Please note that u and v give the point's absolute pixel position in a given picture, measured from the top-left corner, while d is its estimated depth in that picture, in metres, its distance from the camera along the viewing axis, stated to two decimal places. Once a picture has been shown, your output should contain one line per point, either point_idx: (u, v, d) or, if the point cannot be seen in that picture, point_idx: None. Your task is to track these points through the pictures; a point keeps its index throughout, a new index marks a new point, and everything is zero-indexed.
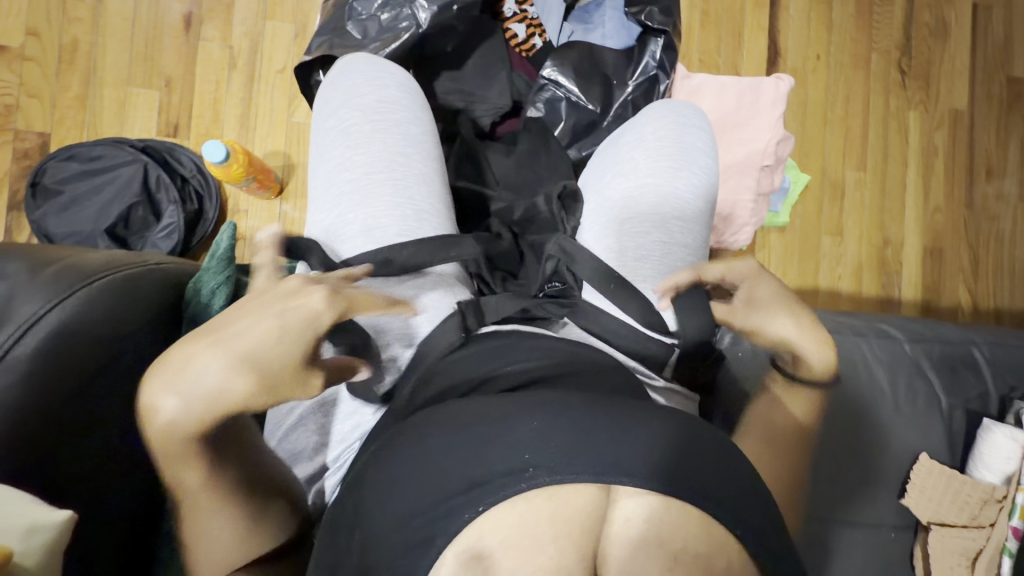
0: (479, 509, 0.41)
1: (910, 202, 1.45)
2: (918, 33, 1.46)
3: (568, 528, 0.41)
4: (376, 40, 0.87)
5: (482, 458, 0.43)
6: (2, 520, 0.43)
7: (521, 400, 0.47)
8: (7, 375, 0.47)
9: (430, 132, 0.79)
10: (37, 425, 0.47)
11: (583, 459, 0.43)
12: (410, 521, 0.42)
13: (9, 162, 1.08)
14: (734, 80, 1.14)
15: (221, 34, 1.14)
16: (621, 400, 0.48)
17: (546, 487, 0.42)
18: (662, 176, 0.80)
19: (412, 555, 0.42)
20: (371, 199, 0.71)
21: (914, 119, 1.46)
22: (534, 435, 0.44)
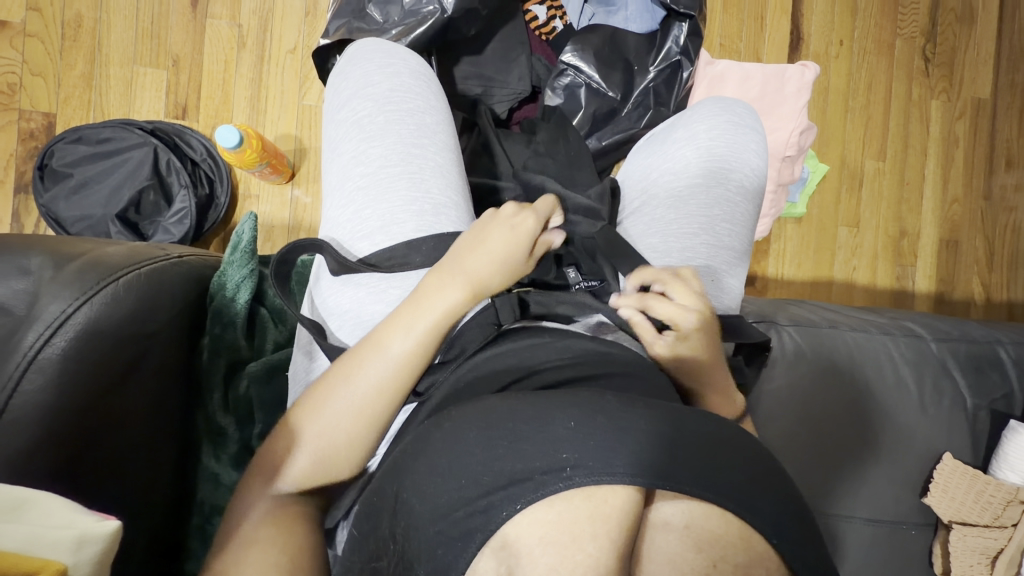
0: (516, 507, 0.40)
1: (928, 194, 1.43)
2: (944, 18, 1.42)
3: (606, 527, 0.39)
4: (399, 25, 0.83)
5: (517, 457, 0.42)
6: (49, 531, 0.39)
7: (559, 396, 0.46)
8: (38, 378, 0.45)
9: (439, 119, 0.76)
10: (67, 425, 0.46)
11: (625, 458, 0.42)
12: (447, 516, 0.41)
13: (16, 143, 1.06)
14: (760, 66, 1.11)
15: (229, 12, 1.10)
16: (654, 402, 0.47)
17: (583, 487, 0.40)
18: (711, 178, 0.78)
19: (450, 551, 0.40)
20: (386, 194, 0.69)
21: (936, 108, 1.43)
22: (572, 436, 0.43)
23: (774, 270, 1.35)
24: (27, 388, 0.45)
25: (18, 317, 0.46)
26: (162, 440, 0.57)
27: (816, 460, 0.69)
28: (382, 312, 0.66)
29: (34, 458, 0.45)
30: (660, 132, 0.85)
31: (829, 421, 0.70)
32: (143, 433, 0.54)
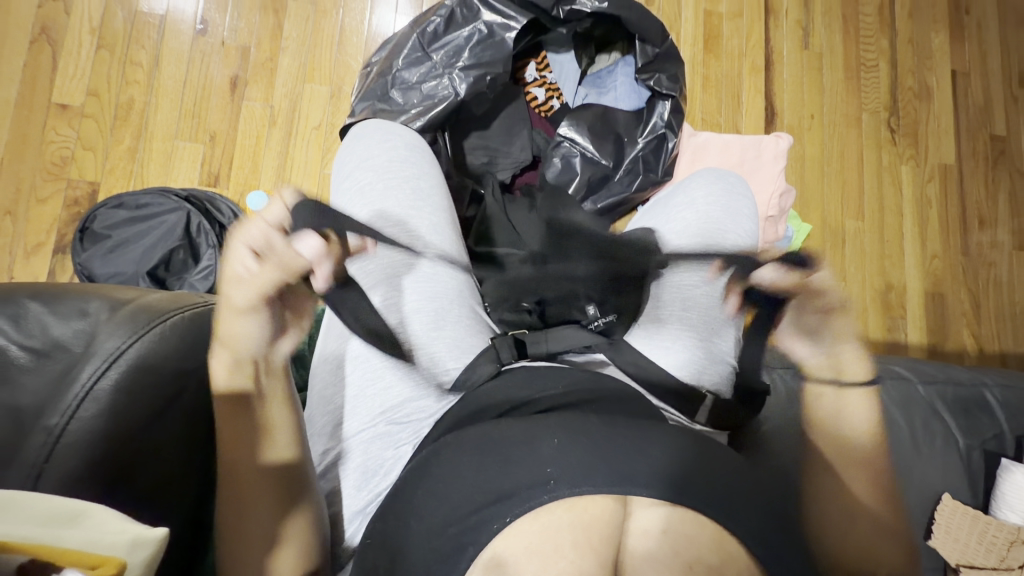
0: (505, 519, 0.44)
1: (909, 250, 1.51)
2: (903, 96, 1.58)
3: (587, 535, 0.42)
4: (417, 107, 0.94)
5: (507, 473, 0.46)
6: (106, 535, 0.42)
7: (548, 419, 0.51)
8: (92, 407, 0.50)
9: (433, 184, 0.85)
10: (113, 451, 0.51)
11: (604, 472, 0.46)
12: (441, 531, 0.45)
13: (61, 209, 1.15)
14: (738, 138, 1.23)
15: (264, 95, 1.24)
16: (635, 422, 0.52)
17: (564, 498, 0.44)
18: (705, 235, 0.85)
19: (444, 566, 0.44)
20: (388, 251, 0.76)
21: (906, 172, 1.55)
22: (555, 452, 0.47)
23: None
24: (82, 417, 0.50)
25: (76, 354, 0.52)
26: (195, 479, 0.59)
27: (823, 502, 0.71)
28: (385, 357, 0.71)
29: (84, 483, 0.49)
30: (663, 196, 0.96)
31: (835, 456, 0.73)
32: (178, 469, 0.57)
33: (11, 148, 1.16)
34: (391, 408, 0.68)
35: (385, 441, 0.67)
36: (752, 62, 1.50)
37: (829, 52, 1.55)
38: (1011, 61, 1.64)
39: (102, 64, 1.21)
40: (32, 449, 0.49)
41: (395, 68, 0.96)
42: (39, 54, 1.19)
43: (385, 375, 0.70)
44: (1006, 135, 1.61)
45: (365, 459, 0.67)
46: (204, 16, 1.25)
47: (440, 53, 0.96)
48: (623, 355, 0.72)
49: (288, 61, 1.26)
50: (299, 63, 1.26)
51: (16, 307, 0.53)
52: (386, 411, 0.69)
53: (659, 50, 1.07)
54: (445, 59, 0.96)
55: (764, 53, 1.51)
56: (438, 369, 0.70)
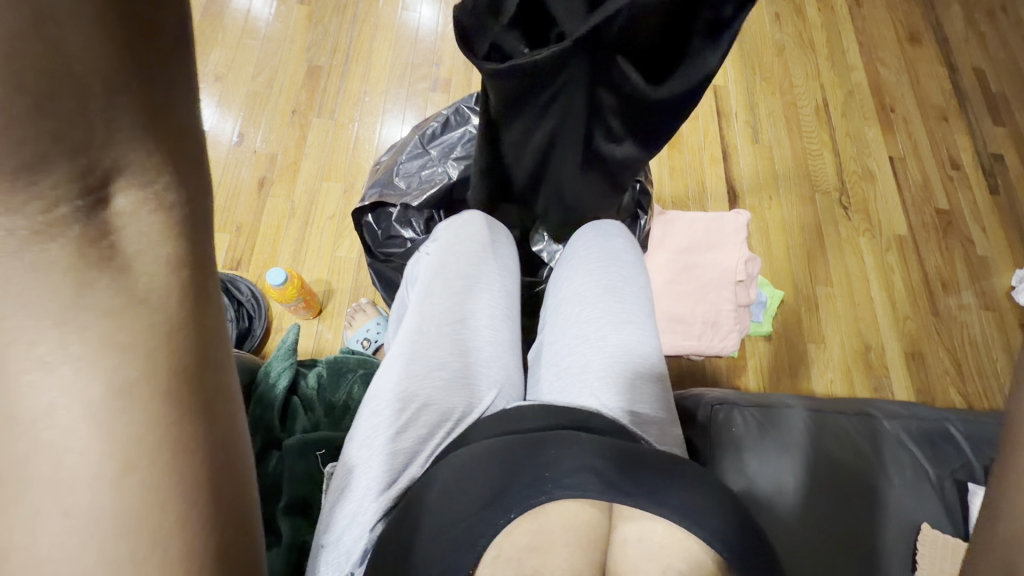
0: (510, 515, 0.58)
1: (881, 313, 1.61)
2: (850, 178, 1.79)
3: (576, 535, 0.61)
4: (417, 189, 1.09)
5: (509, 479, 0.59)
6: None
7: (540, 438, 0.63)
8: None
9: (494, 262, 0.97)
10: None
11: (591, 481, 0.59)
12: (454, 523, 0.57)
13: None
14: (703, 215, 1.40)
15: (286, 191, 1.43)
16: (620, 447, 0.64)
17: (558, 497, 0.59)
18: (605, 269, 0.95)
19: (457, 554, 0.56)
20: (442, 298, 0.88)
21: (864, 244, 1.70)
22: (553, 461, 0.61)
23: (755, 384, 1.45)
24: None
25: None
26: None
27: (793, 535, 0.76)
28: (422, 384, 0.77)
29: None
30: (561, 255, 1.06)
31: (801, 484, 0.79)
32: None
33: None
34: (403, 433, 0.72)
35: (397, 467, 0.70)
36: (711, 154, 1.73)
37: (777, 145, 1.79)
38: (941, 148, 1.87)
39: None
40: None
41: (399, 162, 1.13)
42: None
43: (411, 403, 0.75)
44: (950, 209, 1.78)
45: (363, 484, 0.68)
46: (241, 131, 1.49)
47: (437, 149, 1.13)
48: (596, 389, 0.79)
49: (310, 164, 1.47)
50: (318, 165, 1.47)
51: None
52: (398, 429, 0.72)
53: None
54: (440, 153, 1.12)
55: (721, 146, 1.75)
56: (447, 405, 0.76)
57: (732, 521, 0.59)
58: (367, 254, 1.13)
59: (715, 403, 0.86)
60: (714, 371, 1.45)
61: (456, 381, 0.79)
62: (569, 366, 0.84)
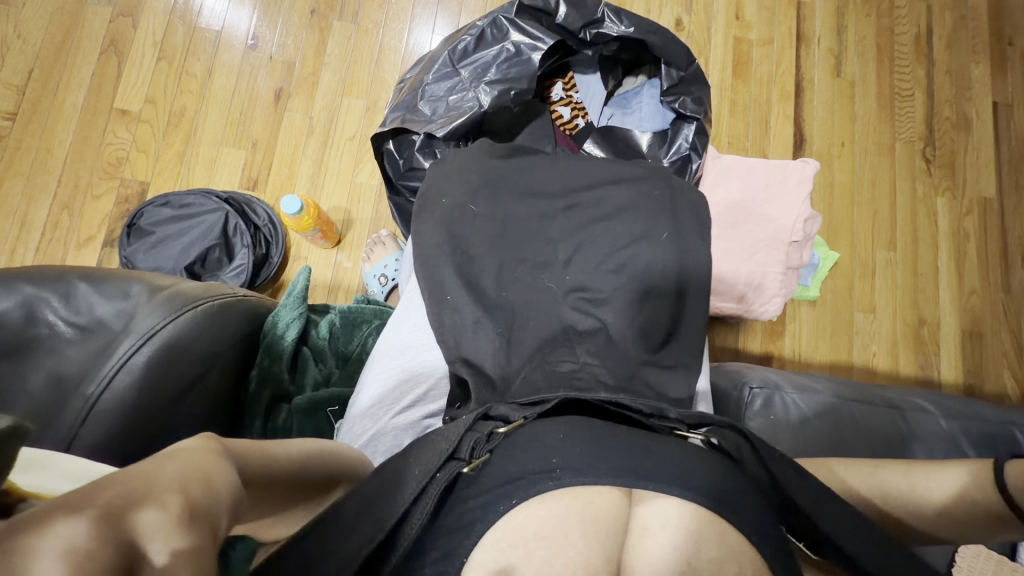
0: (511, 501, 0.53)
1: (944, 284, 1.46)
2: (939, 127, 1.55)
3: (594, 524, 0.51)
4: (443, 117, 0.97)
5: (514, 461, 0.55)
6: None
7: (551, 421, 0.60)
8: (126, 376, 0.53)
9: (534, 218, 0.85)
10: (151, 418, 0.55)
11: (605, 465, 0.54)
12: (460, 501, 0.55)
13: (113, 205, 1.24)
14: (763, 163, 1.24)
15: (304, 106, 1.32)
16: (636, 435, 0.58)
17: (571, 486, 0.53)
18: (626, 217, 0.84)
19: (454, 541, 0.52)
20: (436, 262, 0.81)
21: (942, 206, 1.51)
22: (560, 445, 0.56)
23: (791, 350, 1.37)
24: (117, 387, 0.53)
25: (116, 331, 0.55)
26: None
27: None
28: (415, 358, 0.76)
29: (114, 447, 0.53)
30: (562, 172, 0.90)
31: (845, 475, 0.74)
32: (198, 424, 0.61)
33: (74, 148, 1.25)
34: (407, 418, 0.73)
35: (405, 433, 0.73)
36: (781, 88, 1.50)
37: (862, 81, 1.54)
38: None
39: (161, 76, 1.31)
40: (70, 414, 0.52)
41: (425, 82, 0.99)
42: (106, 64, 1.30)
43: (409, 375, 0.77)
44: None
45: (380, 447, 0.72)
46: (256, 33, 1.34)
47: (469, 69, 0.99)
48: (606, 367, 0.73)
49: (329, 76, 1.33)
50: (338, 78, 1.34)
51: (66, 287, 0.57)
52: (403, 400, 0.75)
53: (684, 74, 1.09)
54: (472, 75, 0.98)
55: (794, 79, 1.51)
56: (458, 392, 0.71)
57: (754, 527, 0.54)
58: (387, 188, 1.03)
59: (754, 386, 0.81)
60: (748, 335, 1.36)
61: (454, 350, 0.75)
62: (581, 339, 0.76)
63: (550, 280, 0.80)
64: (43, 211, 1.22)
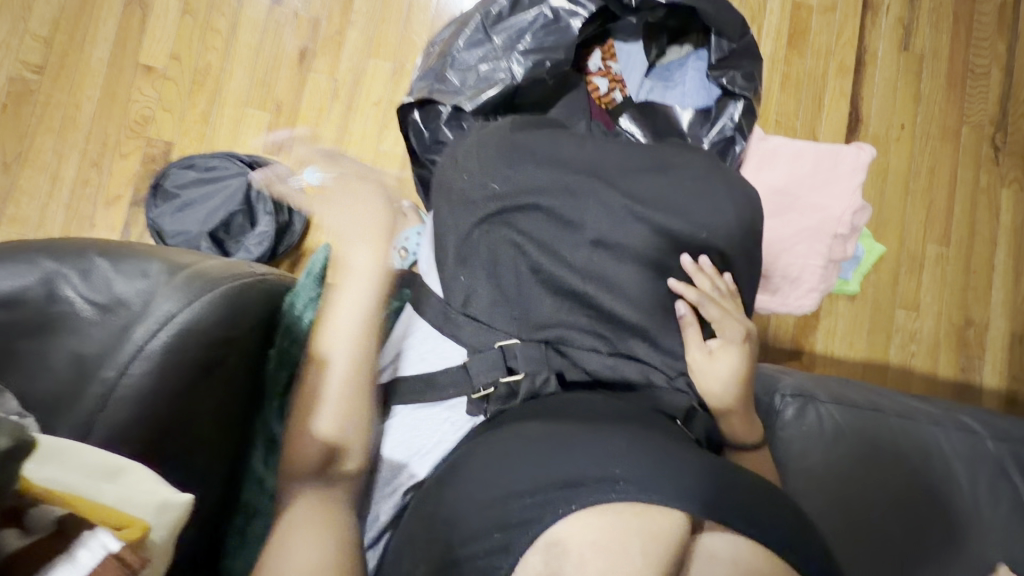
0: (572, 506, 0.50)
1: (998, 283, 1.36)
2: (1016, 110, 1.41)
3: (653, 546, 0.48)
4: (473, 89, 0.91)
5: (575, 463, 0.53)
6: (137, 496, 0.45)
7: (609, 429, 0.57)
8: (143, 365, 0.55)
9: (556, 197, 0.79)
10: (167, 404, 0.56)
11: (669, 483, 0.51)
12: (516, 500, 0.53)
13: (139, 165, 1.23)
14: (813, 146, 1.15)
15: (329, 67, 1.27)
16: (678, 448, 0.56)
17: (635, 501, 0.50)
18: (663, 206, 0.79)
19: (508, 535, 0.51)
20: (456, 245, 0.79)
21: (1006, 198, 1.39)
22: (623, 455, 0.53)
23: (823, 345, 1.31)
24: (134, 373, 0.55)
25: (135, 312, 0.56)
26: (231, 431, 0.67)
27: (849, 533, 0.76)
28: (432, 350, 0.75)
29: (130, 432, 0.54)
30: (598, 146, 0.83)
31: (873, 487, 0.78)
32: (217, 405, 0.62)
33: (101, 105, 1.24)
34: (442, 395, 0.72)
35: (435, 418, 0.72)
36: (840, 62, 1.37)
37: (932, 56, 1.40)
38: None
39: (185, 31, 1.27)
40: (90, 396, 0.54)
41: (455, 48, 0.93)
42: (131, 17, 1.26)
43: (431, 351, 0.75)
44: None
45: (409, 433, 0.72)
46: None
47: (502, 36, 0.92)
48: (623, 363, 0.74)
49: (355, 35, 1.28)
50: (365, 38, 1.28)
51: (85, 263, 0.57)
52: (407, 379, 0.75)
53: (736, 45, 1.00)
54: (506, 43, 0.92)
55: (856, 52, 1.38)
56: (493, 380, 0.70)
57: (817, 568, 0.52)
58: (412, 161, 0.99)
59: (785, 395, 0.82)
60: (779, 327, 1.30)
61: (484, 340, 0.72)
62: (606, 331, 0.75)
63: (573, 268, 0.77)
64: (73, 168, 1.22)
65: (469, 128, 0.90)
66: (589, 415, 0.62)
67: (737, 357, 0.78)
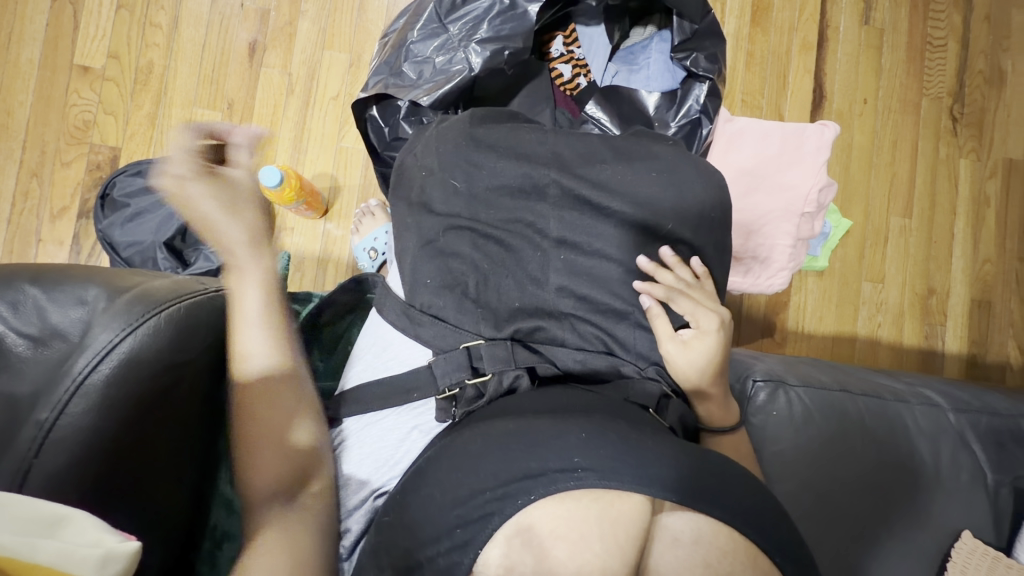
0: (530, 497, 0.51)
1: (959, 252, 1.40)
2: (972, 81, 1.43)
3: (614, 529, 0.48)
4: (430, 82, 0.88)
5: (535, 457, 0.52)
6: (78, 549, 0.42)
7: (570, 416, 0.57)
8: (82, 402, 0.52)
9: (522, 192, 0.78)
10: (118, 438, 0.54)
11: (627, 470, 0.51)
12: (473, 496, 0.52)
13: (84, 173, 1.16)
14: (779, 126, 1.15)
15: (282, 61, 1.21)
16: (646, 434, 0.55)
17: (592, 488, 0.50)
18: (634, 196, 0.78)
19: (469, 530, 0.51)
20: (420, 243, 0.77)
21: (965, 168, 1.42)
22: (583, 445, 0.53)
23: (794, 322, 1.34)
24: (72, 411, 0.52)
25: (74, 342, 0.54)
26: (190, 458, 0.64)
27: (821, 513, 0.78)
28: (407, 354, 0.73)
29: (75, 474, 0.51)
30: (560, 137, 0.81)
31: (843, 464, 0.80)
32: (172, 434, 0.60)
33: (37, 111, 1.16)
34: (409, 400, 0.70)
35: (404, 424, 0.69)
36: (803, 37, 1.37)
37: (892, 29, 1.41)
38: None
39: (123, 26, 1.19)
40: (24, 441, 0.50)
41: (409, 40, 0.89)
42: (61, 14, 1.18)
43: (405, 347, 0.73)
44: None
45: (375, 438, 0.70)
46: None
47: (458, 25, 0.88)
48: (596, 358, 0.72)
49: (307, 26, 1.21)
50: (317, 28, 1.22)
51: (17, 294, 0.55)
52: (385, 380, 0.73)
53: (698, 27, 0.98)
54: (462, 32, 0.88)
55: (818, 27, 1.38)
56: (459, 381, 0.68)
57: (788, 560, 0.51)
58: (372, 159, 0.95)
59: (757, 380, 0.83)
60: (752, 306, 1.32)
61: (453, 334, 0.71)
62: (575, 320, 0.74)
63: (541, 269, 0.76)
64: (10, 180, 1.15)
65: (429, 122, 0.87)
66: (559, 407, 0.60)
67: (712, 347, 0.77)
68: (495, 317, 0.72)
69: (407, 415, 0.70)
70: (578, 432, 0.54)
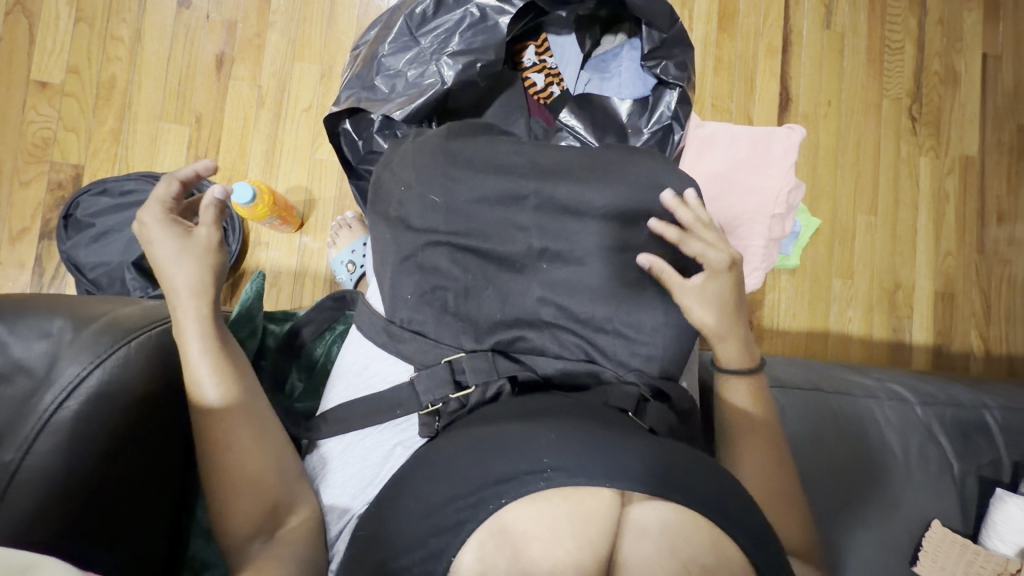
0: (500, 501, 0.51)
1: (922, 247, 1.46)
2: (928, 81, 1.49)
3: (585, 527, 0.49)
4: (403, 95, 0.88)
5: (506, 458, 0.53)
6: None
7: (545, 420, 0.57)
8: (51, 439, 0.51)
9: (496, 202, 0.78)
10: (93, 477, 0.53)
11: (594, 465, 0.51)
12: (448, 503, 0.52)
13: (44, 192, 1.12)
14: (748, 130, 1.18)
15: (251, 73, 1.19)
16: (622, 434, 0.56)
17: (562, 487, 0.51)
18: (608, 202, 0.78)
19: (442, 538, 0.50)
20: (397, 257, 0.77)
21: (925, 166, 1.48)
22: (551, 444, 0.53)
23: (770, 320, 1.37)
24: (40, 449, 0.50)
25: (39, 376, 0.53)
26: (167, 491, 0.63)
27: None
28: (387, 369, 0.73)
29: (45, 515, 0.50)
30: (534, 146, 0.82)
31: (818, 459, 0.82)
32: (148, 467, 0.59)
33: None
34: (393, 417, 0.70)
35: (388, 442, 0.69)
36: (768, 42, 1.41)
37: (852, 33, 1.46)
38: None
39: (82, 39, 1.15)
40: None
41: (380, 53, 0.89)
42: (16, 29, 1.14)
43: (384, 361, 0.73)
44: None
45: (358, 459, 0.69)
46: None
47: (429, 39, 0.88)
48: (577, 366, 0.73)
49: (276, 37, 1.20)
50: (287, 39, 1.20)
51: None
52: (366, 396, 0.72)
53: (667, 35, 1.00)
54: (434, 45, 0.88)
55: (782, 32, 1.42)
56: (441, 396, 0.67)
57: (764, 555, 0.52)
58: (347, 173, 0.94)
59: None
60: None
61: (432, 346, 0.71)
62: (552, 326, 0.75)
63: (518, 279, 0.76)
64: None
65: (404, 136, 0.87)
66: (536, 411, 0.60)
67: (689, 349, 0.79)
68: (476, 329, 0.73)
69: (391, 431, 0.69)
70: (547, 433, 0.55)
